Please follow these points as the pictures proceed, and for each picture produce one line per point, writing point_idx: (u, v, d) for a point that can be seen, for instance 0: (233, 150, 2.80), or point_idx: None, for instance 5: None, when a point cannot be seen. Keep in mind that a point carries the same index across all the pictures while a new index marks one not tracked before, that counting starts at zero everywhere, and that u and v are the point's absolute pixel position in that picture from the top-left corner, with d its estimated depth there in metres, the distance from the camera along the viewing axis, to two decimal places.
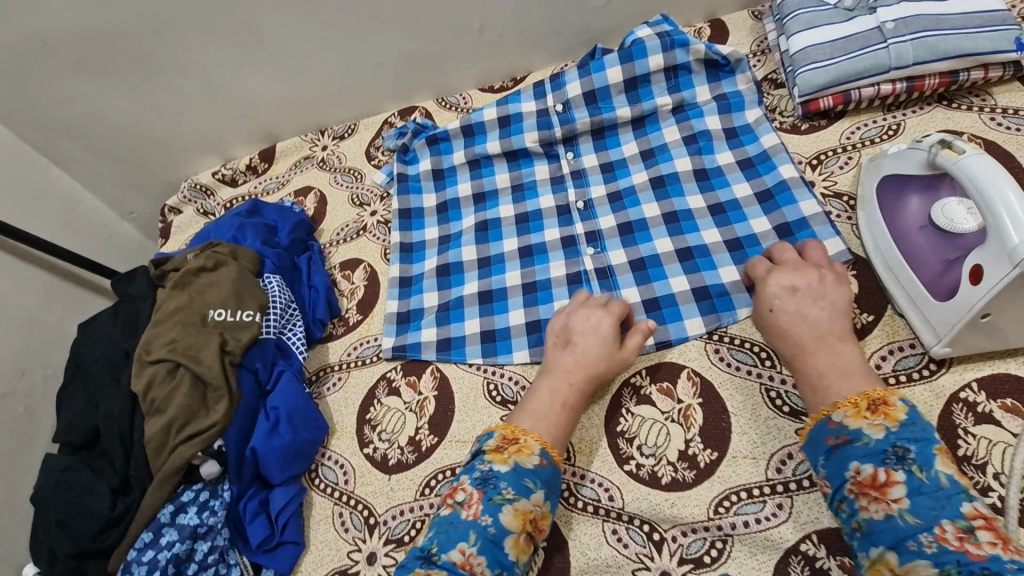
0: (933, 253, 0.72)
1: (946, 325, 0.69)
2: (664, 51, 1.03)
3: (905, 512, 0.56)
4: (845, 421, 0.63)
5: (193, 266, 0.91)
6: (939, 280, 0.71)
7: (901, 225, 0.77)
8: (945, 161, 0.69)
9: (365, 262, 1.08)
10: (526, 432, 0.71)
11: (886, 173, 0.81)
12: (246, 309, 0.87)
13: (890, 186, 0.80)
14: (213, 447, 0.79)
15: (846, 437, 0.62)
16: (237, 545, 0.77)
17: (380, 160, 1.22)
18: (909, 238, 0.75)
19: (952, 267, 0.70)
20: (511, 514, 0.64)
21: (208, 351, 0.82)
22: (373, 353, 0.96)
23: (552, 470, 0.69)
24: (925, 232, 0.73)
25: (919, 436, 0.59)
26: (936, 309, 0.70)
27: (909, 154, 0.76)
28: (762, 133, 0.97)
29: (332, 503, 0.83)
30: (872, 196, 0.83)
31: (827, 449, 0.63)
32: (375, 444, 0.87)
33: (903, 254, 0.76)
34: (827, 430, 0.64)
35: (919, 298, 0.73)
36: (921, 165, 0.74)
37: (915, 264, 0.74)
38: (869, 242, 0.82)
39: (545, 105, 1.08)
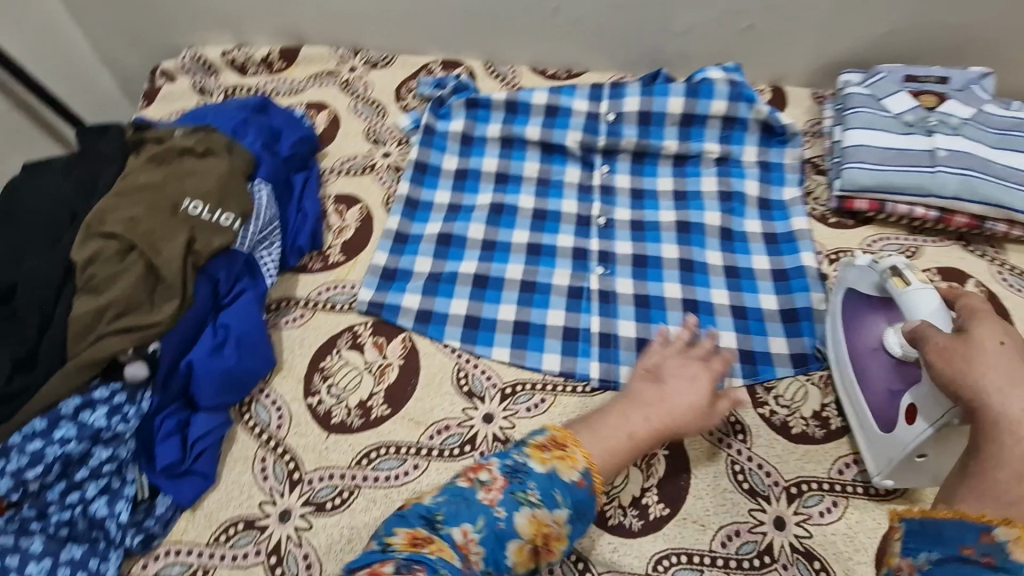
0: (882, 379, 0.73)
1: (886, 459, 0.71)
2: (729, 99, 1.01)
3: None
4: (1008, 544, 0.41)
5: (180, 145, 0.81)
6: (885, 408, 0.72)
7: (857, 344, 0.77)
8: (892, 290, 0.70)
9: (363, 203, 1.00)
10: (577, 443, 0.64)
11: (846, 285, 0.80)
12: (226, 212, 0.77)
13: (849, 298, 0.80)
14: (146, 348, 0.69)
15: (996, 563, 0.42)
16: (139, 463, 0.69)
17: (408, 103, 1.13)
18: (864, 360, 0.76)
19: (896, 398, 0.71)
20: (527, 518, 0.57)
21: (172, 243, 0.72)
22: (345, 301, 0.89)
23: (584, 496, 0.60)
24: (877, 357, 0.74)
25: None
26: (879, 440, 0.72)
27: (863, 271, 0.76)
28: (794, 214, 0.98)
29: (256, 445, 0.76)
30: (836, 304, 0.82)
31: (952, 552, 0.44)
32: (321, 396, 0.80)
33: (856, 373, 0.77)
34: (973, 538, 0.43)
35: (866, 423, 0.74)
36: (875, 285, 0.74)
37: (865, 387, 0.75)
38: (831, 351, 0.82)
39: (598, 110, 1.04)
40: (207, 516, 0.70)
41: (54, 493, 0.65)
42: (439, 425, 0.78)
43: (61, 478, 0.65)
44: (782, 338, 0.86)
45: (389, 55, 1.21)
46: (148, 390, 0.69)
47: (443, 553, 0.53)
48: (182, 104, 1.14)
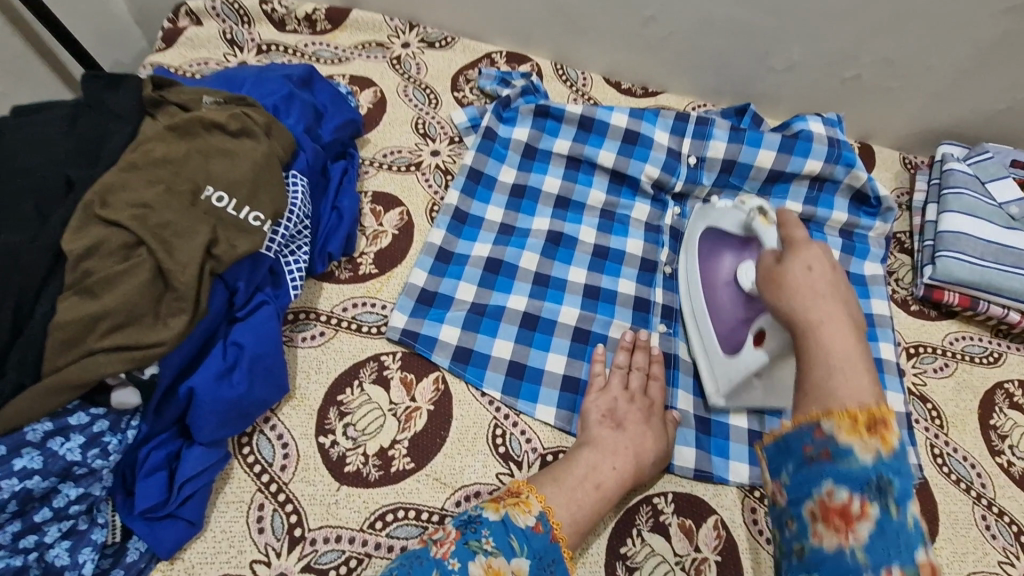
0: (730, 308, 0.75)
1: (725, 379, 0.75)
2: (825, 161, 0.90)
3: (858, 549, 0.44)
4: (835, 435, 0.47)
5: (210, 117, 0.67)
6: (731, 333, 0.75)
7: (711, 277, 0.79)
8: (757, 228, 0.70)
9: (404, 207, 0.87)
10: (532, 488, 0.64)
11: (709, 223, 0.82)
12: (257, 211, 0.65)
13: (710, 234, 0.81)
14: (141, 375, 0.56)
15: (831, 454, 0.47)
16: (115, 498, 0.58)
17: (465, 97, 1.01)
18: (715, 290, 0.78)
19: (742, 327, 0.74)
20: (482, 566, 0.56)
21: (190, 242, 0.59)
22: (374, 323, 0.77)
23: (543, 541, 0.60)
24: (728, 289, 0.76)
25: (906, 470, 0.45)
26: (720, 362, 0.76)
27: (729, 212, 0.78)
28: (875, 294, 0.89)
29: (254, 488, 0.65)
30: (696, 242, 0.83)
31: (800, 459, 0.49)
32: (335, 437, 0.69)
33: (706, 301, 0.79)
34: (809, 437, 0.49)
35: (711, 349, 0.77)
36: (739, 223, 0.76)
37: (713, 314, 0.78)
38: (684, 283, 0.84)
39: (679, 148, 0.92)
40: (188, 570, 0.60)
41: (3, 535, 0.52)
42: (468, 491, 0.68)
43: (14, 519, 0.53)
44: None
45: (449, 36, 1.06)
46: (136, 417, 0.58)
47: None
48: (206, 54, 0.99)
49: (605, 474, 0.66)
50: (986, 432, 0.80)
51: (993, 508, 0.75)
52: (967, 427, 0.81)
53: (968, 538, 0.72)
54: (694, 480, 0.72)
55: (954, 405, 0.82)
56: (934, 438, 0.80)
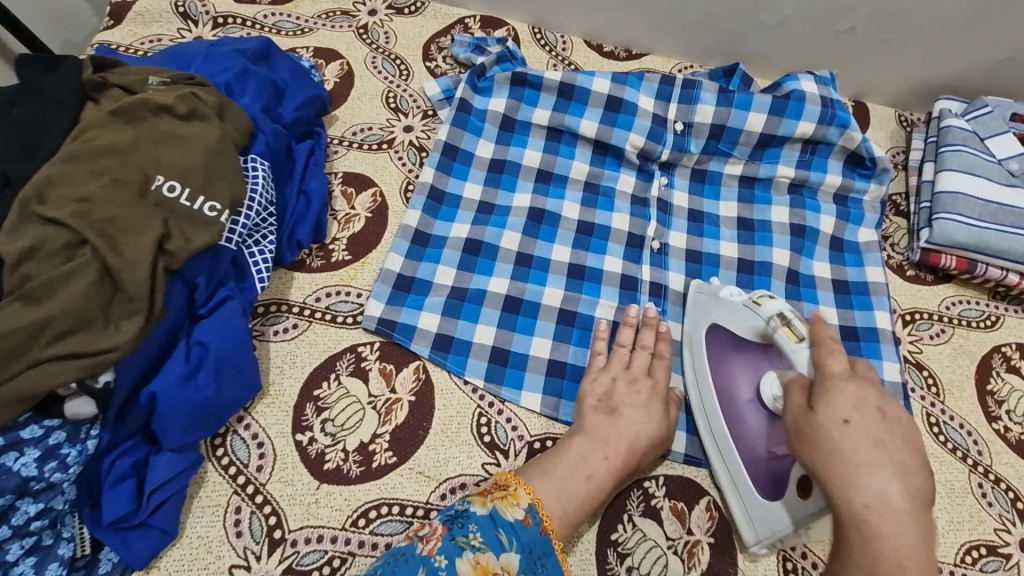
0: (759, 436, 0.65)
1: (765, 526, 0.63)
2: (819, 122, 0.86)
3: None
4: None
5: (155, 102, 0.62)
6: (762, 468, 0.64)
7: (728, 394, 0.68)
8: (783, 343, 0.62)
9: (377, 188, 0.83)
10: (520, 480, 0.62)
11: (714, 321, 0.72)
12: (213, 201, 0.60)
13: (718, 337, 0.71)
14: (93, 384, 0.54)
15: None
16: (80, 511, 0.55)
17: (438, 66, 0.95)
18: (736, 413, 0.67)
19: (777, 458, 0.63)
20: (470, 563, 0.55)
21: (140, 239, 0.55)
22: (350, 313, 0.74)
23: (532, 534, 0.58)
24: (752, 409, 0.66)
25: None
26: (757, 506, 0.64)
27: (742, 311, 0.69)
28: (869, 261, 0.86)
29: (230, 491, 0.62)
30: (702, 341, 0.73)
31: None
32: (313, 434, 0.66)
33: (727, 424, 0.68)
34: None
35: (741, 484, 0.66)
36: (756, 330, 0.67)
37: (738, 443, 0.66)
38: (695, 396, 0.72)
39: (664, 114, 0.87)
40: None
41: None
42: (453, 483, 0.66)
43: None
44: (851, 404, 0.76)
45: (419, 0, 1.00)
46: (95, 426, 0.56)
47: None
48: (158, 30, 0.92)
49: (593, 462, 0.64)
50: (983, 398, 0.79)
51: (989, 475, 0.74)
52: (964, 393, 0.79)
53: (964, 507, 0.71)
54: (685, 463, 0.71)
55: (951, 372, 0.80)
56: (930, 406, 0.78)
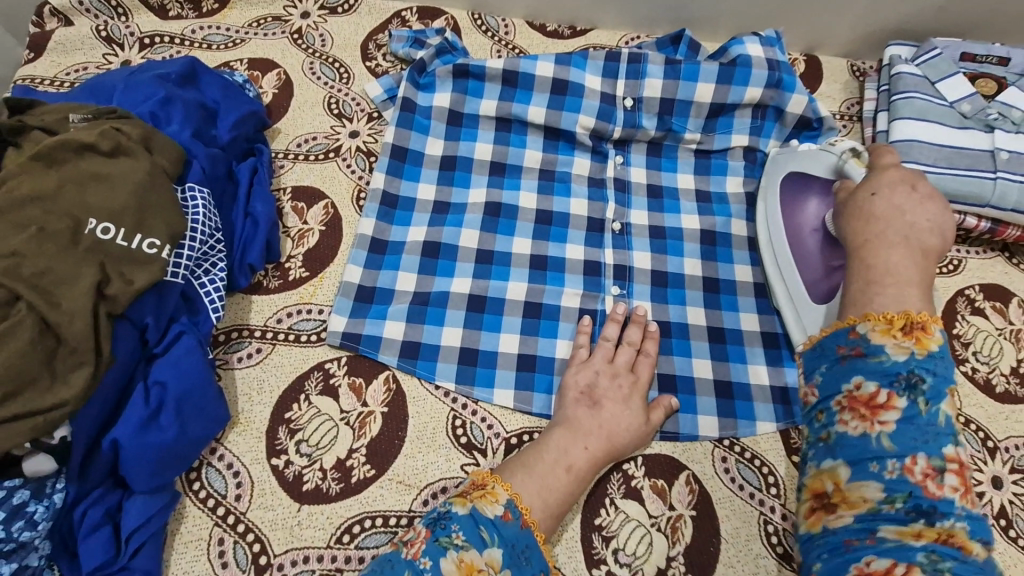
0: (821, 254, 0.74)
1: (816, 326, 0.71)
2: (767, 84, 0.85)
3: (886, 437, 0.46)
4: (869, 334, 0.49)
5: (76, 140, 0.60)
6: (822, 283, 0.73)
7: (795, 224, 0.77)
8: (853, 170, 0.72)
9: (329, 199, 0.81)
10: (497, 478, 0.62)
11: (792, 168, 0.80)
12: (151, 238, 0.59)
13: (791, 178, 0.80)
14: (50, 440, 0.53)
15: (864, 352, 0.49)
16: (58, 563, 0.55)
17: (378, 65, 0.92)
18: (801, 238, 0.76)
19: (834, 272, 0.72)
20: (454, 563, 0.54)
21: (77, 288, 0.54)
22: (313, 331, 0.73)
23: (513, 529, 0.58)
24: (815, 235, 0.74)
25: (938, 371, 0.47)
26: (809, 309, 0.73)
27: (816, 154, 0.77)
28: None
29: (212, 522, 0.62)
30: (773, 184, 0.82)
31: (834, 359, 0.51)
32: (289, 456, 0.66)
33: (791, 250, 0.76)
34: (844, 338, 0.51)
35: (798, 297, 0.74)
36: (828, 168, 0.75)
37: (800, 263, 0.75)
38: (763, 232, 0.80)
39: (612, 93, 0.86)
40: None
41: None
42: (434, 488, 0.67)
43: None
44: None
45: None
46: (61, 479, 0.54)
47: None
48: (83, 58, 0.88)
49: (567, 452, 0.64)
50: (950, 342, 0.79)
51: (960, 418, 0.75)
52: None
53: None
54: (662, 441, 0.71)
55: None
56: None
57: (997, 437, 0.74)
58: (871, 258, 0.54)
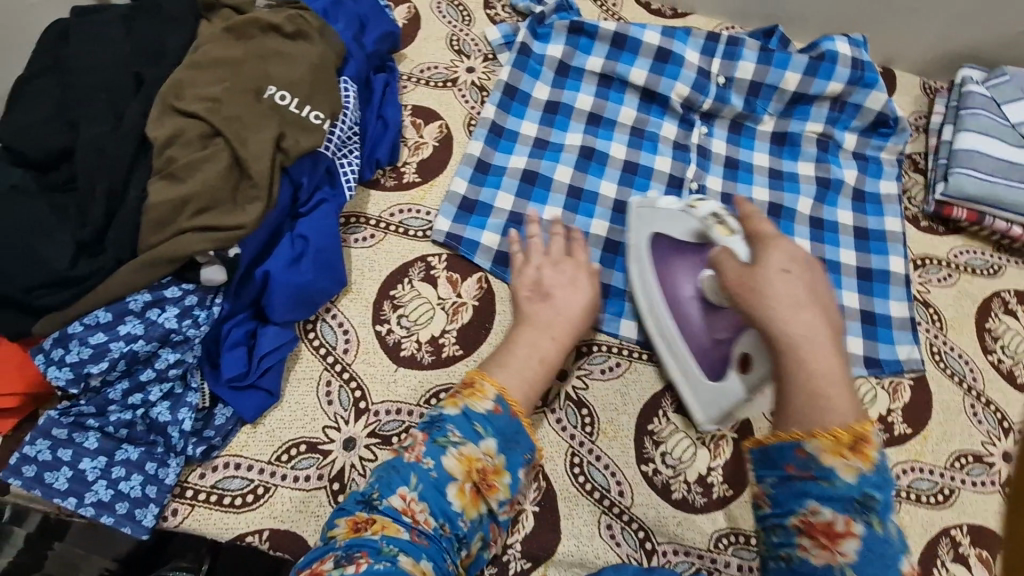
0: (703, 327, 0.73)
1: (716, 405, 0.71)
2: (848, 82, 0.94)
3: (848, 566, 0.47)
4: (818, 455, 0.49)
5: (265, 20, 0.69)
6: (710, 354, 0.72)
7: (674, 297, 0.75)
8: (717, 239, 0.67)
9: (444, 121, 0.91)
10: (485, 374, 0.66)
11: (656, 231, 0.77)
12: (316, 110, 0.68)
13: (659, 244, 0.77)
14: (226, 254, 0.62)
15: (813, 473, 0.49)
16: (203, 369, 0.64)
17: (497, 14, 1.01)
18: (684, 309, 0.74)
19: (720, 345, 0.71)
20: (454, 458, 0.60)
21: (261, 137, 0.63)
22: (420, 228, 0.82)
23: (504, 419, 0.63)
24: (696, 304, 0.73)
25: (884, 481, 0.48)
26: (705, 390, 0.72)
27: (676, 215, 0.74)
28: (888, 212, 0.94)
29: (322, 367, 0.72)
30: (643, 245, 0.78)
31: (783, 473, 0.50)
32: (391, 326, 0.76)
33: (677, 324, 0.75)
34: (791, 456, 0.50)
35: (693, 374, 0.73)
36: (691, 232, 0.72)
37: (688, 338, 0.74)
38: (642, 299, 0.78)
39: (709, 68, 0.95)
40: (269, 433, 0.68)
41: (116, 391, 0.61)
42: None
43: (124, 376, 0.61)
44: (860, 338, 0.85)
45: None
46: (219, 295, 0.64)
47: (386, 529, 0.56)
48: None
49: None
50: (981, 334, 0.87)
51: (981, 398, 0.83)
52: (964, 328, 0.87)
53: (957, 423, 0.81)
54: None
55: (955, 311, 0.89)
56: (933, 338, 0.86)
57: (1013, 419, 0.82)
58: (804, 365, 0.51)
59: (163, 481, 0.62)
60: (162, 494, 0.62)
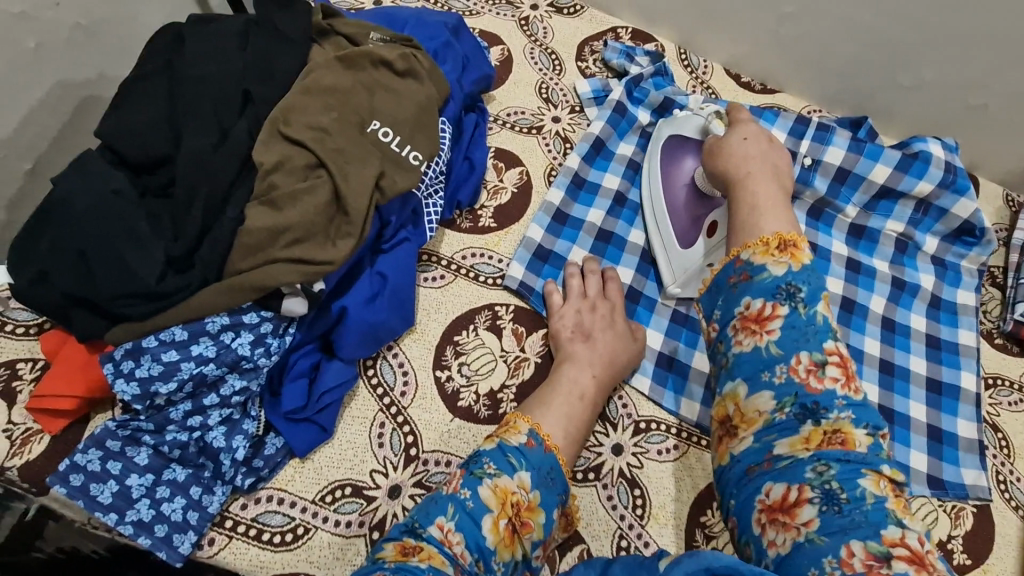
0: (686, 206, 0.81)
1: (685, 269, 0.80)
2: (939, 185, 0.91)
3: (774, 344, 0.54)
4: (751, 259, 0.58)
5: (378, 54, 0.69)
6: (688, 229, 0.80)
7: (670, 179, 0.83)
8: (717, 129, 0.80)
9: (525, 167, 0.90)
10: (520, 415, 0.65)
11: (669, 133, 0.86)
12: (416, 150, 0.67)
13: (669, 142, 0.85)
14: (311, 288, 0.61)
15: (748, 275, 0.58)
16: (263, 398, 0.64)
17: (588, 68, 1.01)
18: (674, 191, 0.82)
19: (698, 221, 0.80)
20: (490, 488, 0.56)
21: (363, 173, 0.63)
22: (490, 274, 0.81)
23: (540, 455, 0.61)
24: (687, 188, 0.81)
25: (811, 280, 0.55)
26: (678, 256, 0.81)
27: (689, 118, 0.84)
28: (963, 323, 0.91)
29: (377, 408, 0.70)
30: (657, 149, 0.86)
31: (726, 289, 0.59)
32: (451, 372, 0.74)
33: (666, 202, 0.83)
34: (732, 268, 0.59)
35: (670, 245, 0.82)
36: (698, 129, 0.82)
37: (672, 214, 0.82)
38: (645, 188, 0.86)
39: (796, 151, 0.94)
40: (316, 471, 0.65)
41: (177, 412, 0.60)
42: None
43: (188, 397, 0.60)
44: (924, 454, 0.82)
45: (578, 3, 1.06)
46: (293, 325, 0.64)
47: (433, 560, 0.50)
48: None
49: None
50: None
51: None
52: None
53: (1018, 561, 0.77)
54: None
55: None
56: (1000, 466, 0.83)
57: None
58: (747, 184, 0.65)
59: (206, 508, 0.60)
60: (202, 522, 0.60)
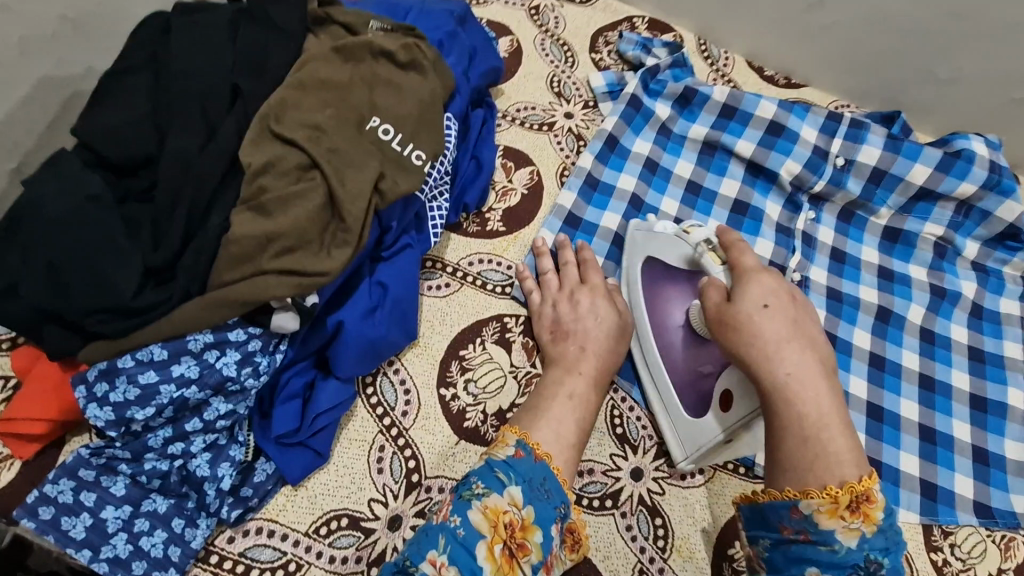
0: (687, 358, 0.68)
1: (696, 441, 0.66)
2: (983, 186, 0.84)
3: None
4: (814, 517, 0.47)
5: (376, 44, 0.63)
6: (692, 388, 0.68)
7: (658, 324, 0.71)
8: (709, 267, 0.63)
9: (536, 167, 0.84)
10: (508, 426, 0.60)
11: (649, 255, 0.73)
12: (418, 149, 0.61)
13: (651, 270, 0.73)
14: (303, 302, 0.56)
15: (810, 535, 0.47)
16: (253, 419, 0.59)
17: (603, 61, 0.95)
18: (667, 336, 0.70)
19: (706, 377, 0.67)
20: (479, 511, 0.52)
21: (361, 175, 0.57)
22: (499, 283, 0.75)
23: (529, 465, 0.56)
24: (682, 332, 0.69)
25: (890, 544, 0.46)
26: (683, 423, 0.67)
27: (671, 241, 0.69)
28: (1008, 334, 0.84)
29: (376, 429, 0.65)
30: (637, 273, 0.74)
31: (779, 536, 0.49)
32: (456, 391, 0.68)
33: (659, 347, 0.70)
34: (786, 514, 0.49)
35: (671, 404, 0.68)
36: (683, 257, 0.68)
37: (668, 365, 0.69)
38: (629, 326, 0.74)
39: (827, 148, 0.86)
40: (311, 499, 0.60)
41: (156, 438, 0.55)
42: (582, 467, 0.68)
43: (169, 422, 0.55)
44: (970, 479, 0.75)
45: None
46: (285, 342, 0.58)
47: None
48: None
49: None
50: None
51: None
52: None
53: None
54: None
55: None
56: None
57: None
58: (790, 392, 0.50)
59: (189, 543, 0.55)
60: (185, 558, 0.55)
